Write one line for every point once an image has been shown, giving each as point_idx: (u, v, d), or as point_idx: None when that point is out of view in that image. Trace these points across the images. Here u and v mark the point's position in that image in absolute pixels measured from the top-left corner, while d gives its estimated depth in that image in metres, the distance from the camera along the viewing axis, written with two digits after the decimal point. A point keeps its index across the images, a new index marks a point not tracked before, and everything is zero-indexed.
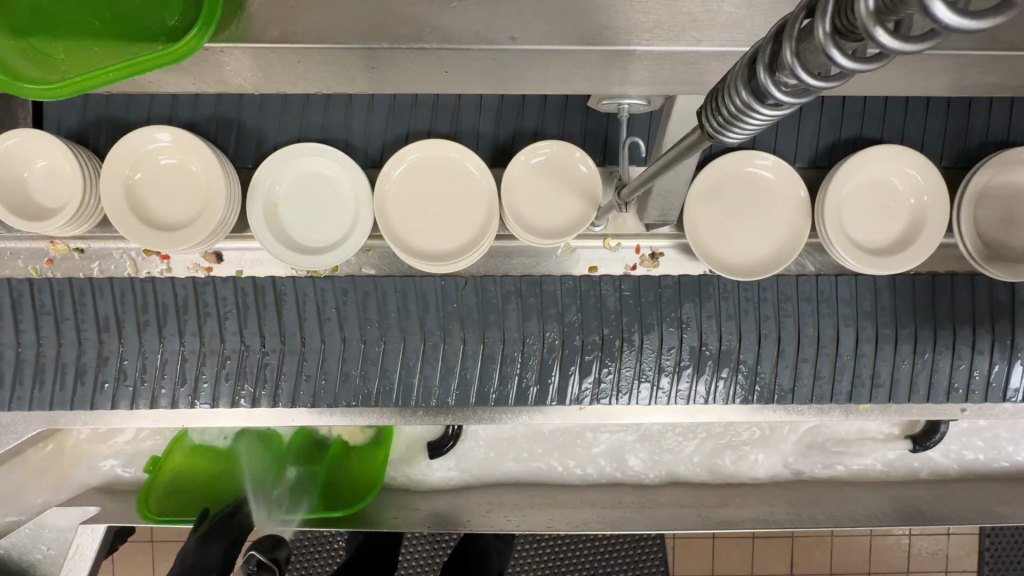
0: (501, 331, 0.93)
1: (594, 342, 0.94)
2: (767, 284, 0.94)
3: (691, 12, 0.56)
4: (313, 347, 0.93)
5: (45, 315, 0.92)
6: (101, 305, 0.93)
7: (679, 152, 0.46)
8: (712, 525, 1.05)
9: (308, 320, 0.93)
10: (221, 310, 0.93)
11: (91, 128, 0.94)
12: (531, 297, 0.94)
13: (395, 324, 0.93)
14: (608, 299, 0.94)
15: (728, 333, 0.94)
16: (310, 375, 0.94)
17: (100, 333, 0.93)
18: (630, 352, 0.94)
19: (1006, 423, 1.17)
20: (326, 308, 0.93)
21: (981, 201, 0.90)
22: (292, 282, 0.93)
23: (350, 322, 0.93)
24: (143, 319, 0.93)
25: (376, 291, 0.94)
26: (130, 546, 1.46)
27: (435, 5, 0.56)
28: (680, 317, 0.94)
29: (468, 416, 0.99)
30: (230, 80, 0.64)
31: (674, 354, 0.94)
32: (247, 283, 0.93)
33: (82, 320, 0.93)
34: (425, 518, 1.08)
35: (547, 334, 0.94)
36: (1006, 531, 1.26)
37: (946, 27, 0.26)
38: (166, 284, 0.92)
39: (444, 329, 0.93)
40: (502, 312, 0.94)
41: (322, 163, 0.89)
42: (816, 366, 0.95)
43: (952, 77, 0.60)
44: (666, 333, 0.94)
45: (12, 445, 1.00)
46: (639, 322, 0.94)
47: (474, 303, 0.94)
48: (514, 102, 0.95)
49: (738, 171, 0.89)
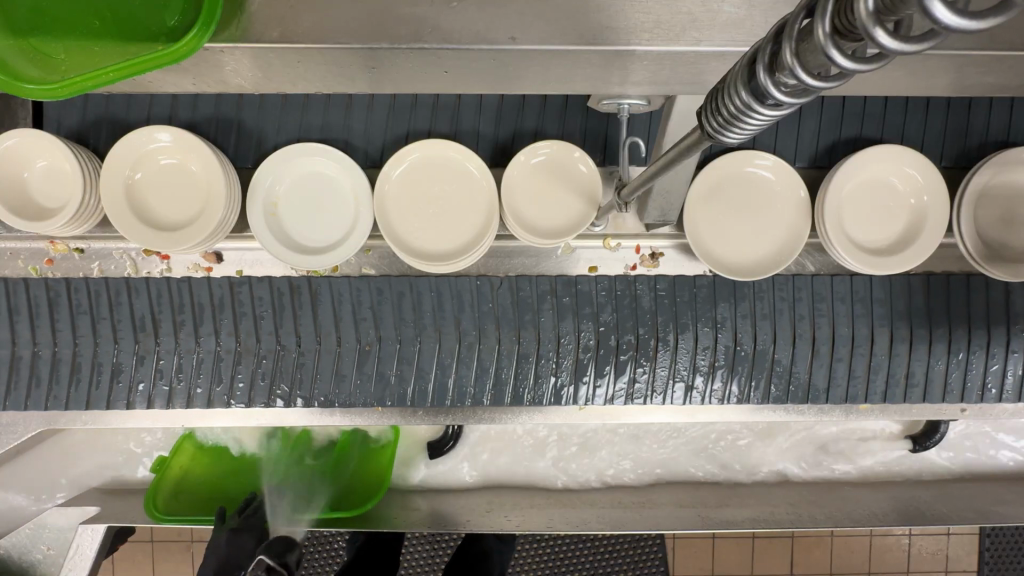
0: (537, 331, 0.94)
1: (629, 341, 0.94)
2: (801, 285, 0.95)
3: (691, 12, 0.56)
4: (349, 346, 0.94)
5: (82, 315, 0.93)
6: (137, 304, 0.93)
7: (679, 152, 0.46)
8: (712, 526, 1.05)
9: (345, 320, 0.94)
10: (257, 310, 0.93)
11: (91, 128, 0.94)
12: (566, 297, 0.95)
13: (431, 324, 0.94)
14: (643, 299, 0.94)
15: (763, 333, 0.95)
16: (347, 374, 0.94)
17: (136, 332, 0.93)
18: (665, 352, 0.95)
19: (1007, 423, 1.17)
20: (363, 308, 0.94)
21: (981, 201, 0.90)
22: (330, 283, 0.94)
23: (386, 322, 0.94)
24: (180, 319, 0.93)
25: (411, 291, 0.94)
26: (130, 546, 1.46)
27: (435, 5, 0.56)
28: (715, 316, 0.94)
29: (468, 416, 0.99)
30: (230, 80, 0.64)
31: (709, 354, 0.95)
32: (284, 283, 0.94)
33: (117, 320, 0.93)
34: (425, 518, 1.08)
35: (582, 334, 0.94)
36: (1006, 531, 1.26)
37: (947, 28, 0.26)
38: (202, 284, 0.93)
39: (480, 329, 0.94)
40: (537, 312, 0.94)
41: (322, 163, 0.89)
42: (850, 367, 0.96)
43: (951, 77, 0.60)
44: (700, 332, 0.94)
45: (11, 445, 1.00)
46: (674, 322, 0.94)
47: (510, 302, 0.94)
48: (514, 101, 0.95)
49: (738, 171, 0.89)
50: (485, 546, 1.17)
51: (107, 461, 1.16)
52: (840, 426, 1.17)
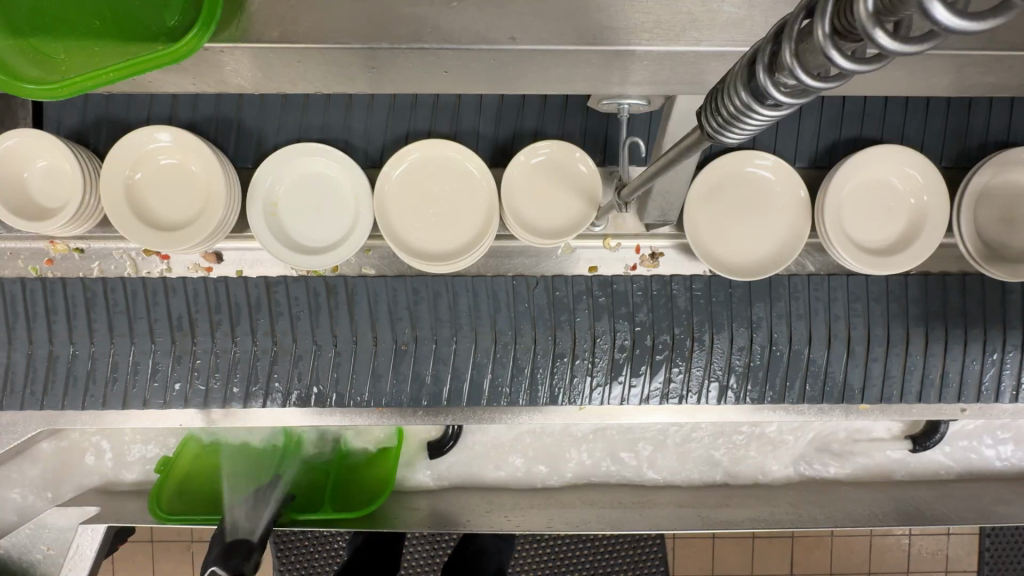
0: (573, 330, 0.94)
1: (665, 341, 0.94)
2: (837, 285, 0.95)
3: (691, 12, 0.56)
4: (385, 346, 0.93)
5: (118, 314, 0.93)
6: (174, 304, 0.93)
7: (679, 152, 0.46)
8: (712, 525, 1.05)
9: (380, 320, 0.94)
10: (293, 310, 0.93)
11: (91, 128, 0.94)
12: (602, 297, 0.94)
13: (467, 324, 0.94)
14: (679, 299, 0.94)
15: (800, 333, 0.95)
16: (383, 374, 0.94)
17: (173, 333, 0.93)
18: (701, 351, 0.95)
19: (1008, 423, 1.17)
20: (399, 308, 0.94)
21: (982, 201, 0.89)
22: (366, 282, 0.94)
23: (422, 322, 0.94)
24: (216, 319, 0.93)
25: (448, 291, 0.94)
26: (130, 546, 1.46)
27: (435, 5, 0.56)
28: (752, 316, 0.94)
29: (468, 416, 0.99)
30: (230, 80, 0.64)
31: (745, 354, 0.95)
32: (320, 283, 0.93)
33: (155, 320, 0.93)
34: (425, 518, 1.08)
35: (618, 333, 0.94)
36: (1006, 532, 1.26)
37: (947, 30, 0.26)
38: (239, 283, 0.93)
39: (516, 329, 0.94)
40: (572, 311, 0.94)
41: (322, 163, 0.89)
42: (886, 367, 0.96)
43: (952, 77, 0.60)
44: (737, 332, 0.94)
45: (11, 445, 1.00)
46: (711, 321, 0.94)
47: (546, 302, 0.94)
48: (514, 101, 0.95)
49: (738, 170, 0.89)
50: (480, 543, 1.19)
51: (107, 461, 1.16)
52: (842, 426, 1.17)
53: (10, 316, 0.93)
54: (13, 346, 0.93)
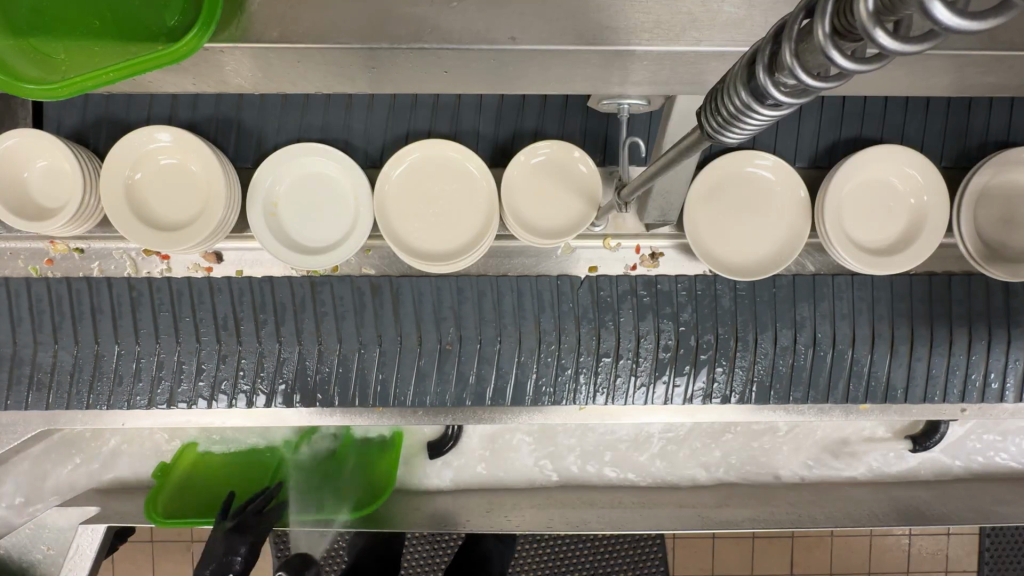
0: (617, 330, 0.94)
1: (708, 341, 0.95)
2: (880, 284, 0.95)
3: (691, 12, 0.56)
4: (430, 346, 0.94)
5: (163, 310, 0.93)
6: (219, 303, 0.94)
7: (678, 152, 0.46)
8: (712, 525, 1.05)
9: (425, 320, 0.94)
10: (338, 310, 0.94)
11: (91, 128, 0.94)
12: (646, 297, 0.95)
13: (512, 324, 0.94)
14: (723, 299, 0.95)
15: (843, 332, 0.95)
16: (427, 373, 0.95)
17: (219, 333, 0.94)
18: (746, 351, 0.95)
19: (1010, 424, 1.16)
20: (443, 308, 0.94)
21: (982, 201, 0.89)
22: (412, 281, 0.94)
23: (467, 321, 0.94)
24: (261, 319, 0.94)
25: (493, 291, 0.95)
26: (129, 546, 1.46)
27: (435, 5, 0.56)
28: (796, 317, 0.95)
29: (468, 416, 0.99)
30: (230, 80, 0.64)
31: (789, 354, 0.96)
32: (364, 283, 0.94)
33: (200, 320, 0.94)
34: (425, 518, 1.08)
35: (662, 333, 0.95)
36: (1007, 532, 1.26)
37: (948, 30, 0.26)
38: (283, 283, 0.94)
39: (560, 329, 0.94)
40: (616, 311, 0.95)
41: (322, 164, 0.89)
42: (929, 366, 0.96)
43: (952, 77, 0.60)
44: (781, 332, 0.95)
45: (11, 445, 1.01)
46: (754, 321, 0.95)
47: (589, 301, 0.95)
48: (514, 101, 0.95)
49: (738, 170, 0.89)
50: (484, 548, 1.15)
51: (106, 462, 1.16)
52: (844, 426, 1.17)
53: (56, 317, 0.93)
54: (58, 346, 0.94)
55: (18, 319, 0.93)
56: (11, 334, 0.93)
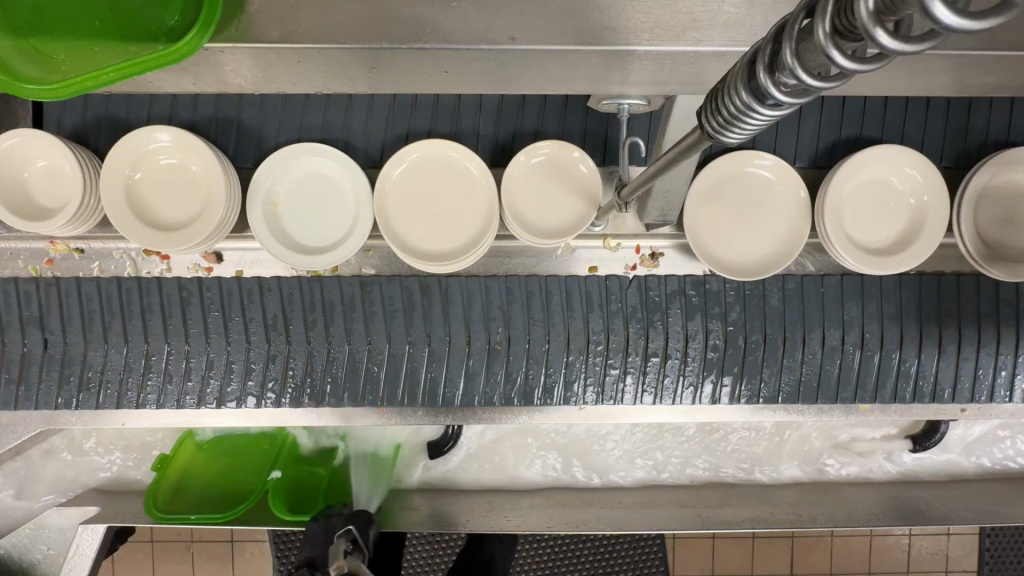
0: (665, 330, 0.95)
1: (757, 340, 0.95)
2: (928, 285, 0.96)
3: (691, 12, 0.56)
4: (479, 346, 0.94)
5: (214, 313, 0.94)
6: (269, 303, 0.94)
7: (679, 152, 0.46)
8: (712, 525, 1.05)
9: (474, 320, 0.94)
10: (387, 310, 0.94)
11: (90, 128, 0.94)
12: (695, 296, 0.95)
13: (561, 323, 0.95)
14: (771, 299, 0.95)
15: (891, 332, 0.96)
16: (475, 373, 0.95)
17: (268, 332, 0.94)
18: (795, 352, 0.96)
19: (1010, 423, 1.16)
20: (492, 308, 0.95)
21: (982, 201, 0.89)
22: (462, 281, 0.94)
23: (516, 321, 0.95)
24: (310, 319, 0.94)
25: (541, 290, 0.95)
26: (130, 546, 1.45)
27: (435, 5, 0.56)
28: (844, 317, 0.96)
29: (468, 416, 0.99)
30: (230, 80, 0.64)
31: (837, 354, 0.96)
32: (413, 283, 0.95)
33: (251, 320, 0.94)
34: (424, 518, 1.08)
35: (711, 332, 0.95)
36: (1006, 532, 1.26)
37: (947, 28, 0.26)
38: (333, 282, 0.94)
39: (609, 328, 0.95)
40: (665, 311, 0.95)
41: (322, 164, 0.89)
42: (977, 366, 0.97)
43: (950, 77, 0.60)
44: (829, 332, 0.95)
45: (11, 445, 1.01)
46: (802, 321, 0.95)
47: (638, 301, 0.95)
48: (514, 101, 0.95)
49: (738, 171, 0.89)
50: (488, 551, 1.16)
51: (106, 462, 1.16)
52: (845, 426, 1.17)
53: (106, 316, 0.94)
54: (109, 346, 0.94)
55: (70, 319, 0.94)
56: (16, 333, 0.94)
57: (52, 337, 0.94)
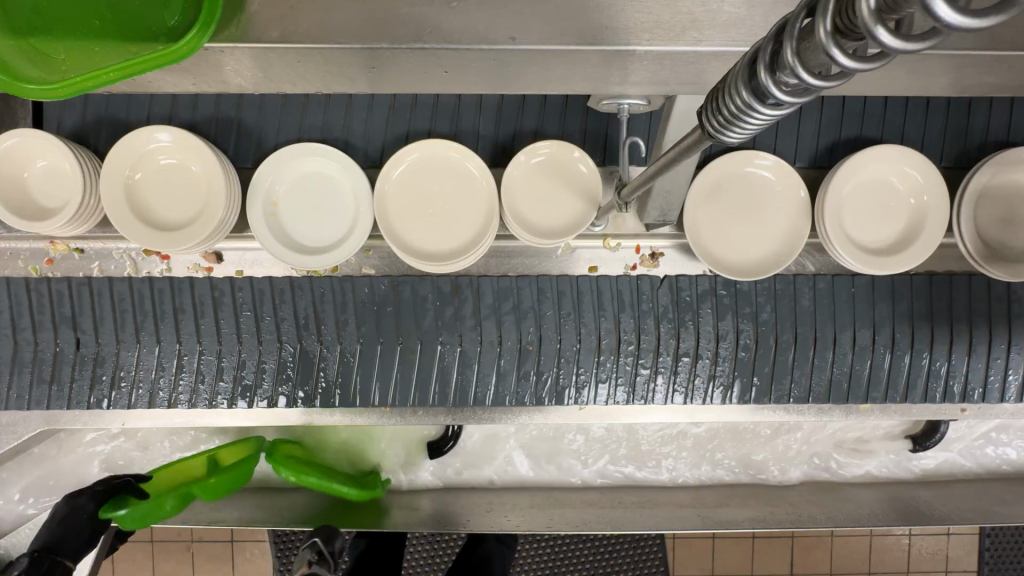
0: (696, 330, 0.95)
1: (787, 340, 0.95)
2: (960, 284, 0.96)
3: (691, 12, 0.56)
4: (510, 346, 0.95)
5: (245, 313, 0.94)
6: (301, 302, 0.94)
7: (679, 152, 0.46)
8: (712, 525, 1.06)
9: (505, 320, 0.95)
10: (419, 309, 0.94)
11: (90, 128, 0.94)
12: (726, 296, 0.95)
13: (592, 322, 0.95)
14: (803, 299, 0.95)
15: (921, 333, 0.96)
16: (506, 373, 0.96)
17: (300, 332, 0.94)
18: (825, 352, 0.96)
19: (1010, 423, 1.16)
20: (523, 308, 0.95)
21: (982, 201, 0.90)
22: (493, 281, 0.94)
23: (547, 321, 0.95)
24: (342, 319, 0.94)
25: (573, 290, 0.95)
26: (129, 546, 1.45)
27: (436, 5, 0.56)
28: (875, 317, 0.96)
29: (468, 416, 0.99)
30: (230, 80, 0.64)
31: (868, 355, 0.96)
32: (445, 282, 0.94)
33: (282, 320, 0.94)
34: (425, 518, 1.08)
35: (741, 332, 0.95)
36: (1007, 532, 1.26)
37: (948, 26, 0.26)
38: (364, 282, 0.94)
39: (640, 328, 0.95)
40: (696, 311, 0.95)
41: (323, 164, 0.89)
42: (1007, 366, 0.97)
43: (950, 77, 0.60)
44: (859, 332, 0.96)
45: (11, 445, 1.01)
46: (833, 321, 0.95)
47: (669, 301, 0.95)
48: (514, 101, 0.95)
49: (738, 170, 0.89)
50: (485, 549, 1.17)
51: (106, 461, 1.15)
52: (846, 426, 1.16)
53: (139, 316, 0.94)
54: (141, 347, 0.94)
55: (102, 319, 0.94)
56: (16, 333, 0.94)
57: (85, 337, 0.94)
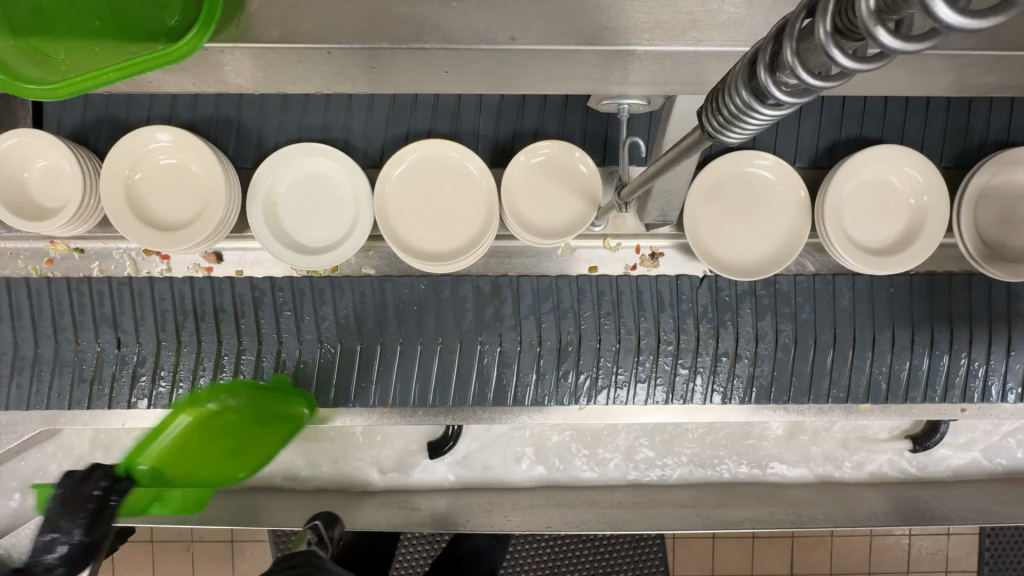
0: (736, 329, 0.95)
1: (827, 339, 0.96)
2: (997, 284, 0.96)
3: (691, 12, 0.56)
4: (551, 345, 0.95)
5: (286, 314, 0.94)
6: (341, 303, 0.94)
7: (679, 152, 0.46)
8: (712, 525, 1.05)
9: (545, 320, 0.95)
10: (459, 309, 0.95)
11: (89, 128, 0.94)
12: (766, 297, 0.95)
13: (632, 322, 0.95)
14: (842, 299, 0.95)
15: (959, 333, 0.96)
16: (547, 372, 0.96)
17: (340, 332, 0.95)
18: (864, 352, 0.96)
19: (1010, 424, 1.16)
20: (563, 308, 0.95)
21: (982, 202, 0.90)
22: (533, 281, 0.95)
23: (587, 321, 0.95)
24: (382, 319, 0.95)
25: (612, 290, 0.95)
26: (130, 546, 1.45)
27: (435, 5, 0.56)
28: (913, 317, 0.96)
29: (468, 416, 0.99)
30: (230, 80, 0.64)
31: (907, 354, 0.96)
32: (485, 282, 0.95)
33: (322, 320, 0.95)
34: (424, 518, 1.08)
35: (781, 332, 0.95)
36: (1007, 532, 1.26)
37: (948, 27, 0.26)
38: (405, 283, 0.94)
39: (679, 328, 0.95)
40: (735, 311, 0.95)
41: (323, 164, 0.89)
42: None
43: (951, 77, 0.60)
44: (898, 332, 0.96)
45: (10, 445, 1.01)
46: (872, 321, 0.96)
47: (708, 301, 0.95)
48: (514, 100, 0.95)
49: (738, 170, 0.89)
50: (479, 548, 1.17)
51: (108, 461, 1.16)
52: (846, 427, 1.16)
53: (179, 316, 0.94)
54: (183, 348, 0.94)
55: (142, 320, 0.94)
56: (16, 334, 0.94)
57: (125, 337, 0.94)
